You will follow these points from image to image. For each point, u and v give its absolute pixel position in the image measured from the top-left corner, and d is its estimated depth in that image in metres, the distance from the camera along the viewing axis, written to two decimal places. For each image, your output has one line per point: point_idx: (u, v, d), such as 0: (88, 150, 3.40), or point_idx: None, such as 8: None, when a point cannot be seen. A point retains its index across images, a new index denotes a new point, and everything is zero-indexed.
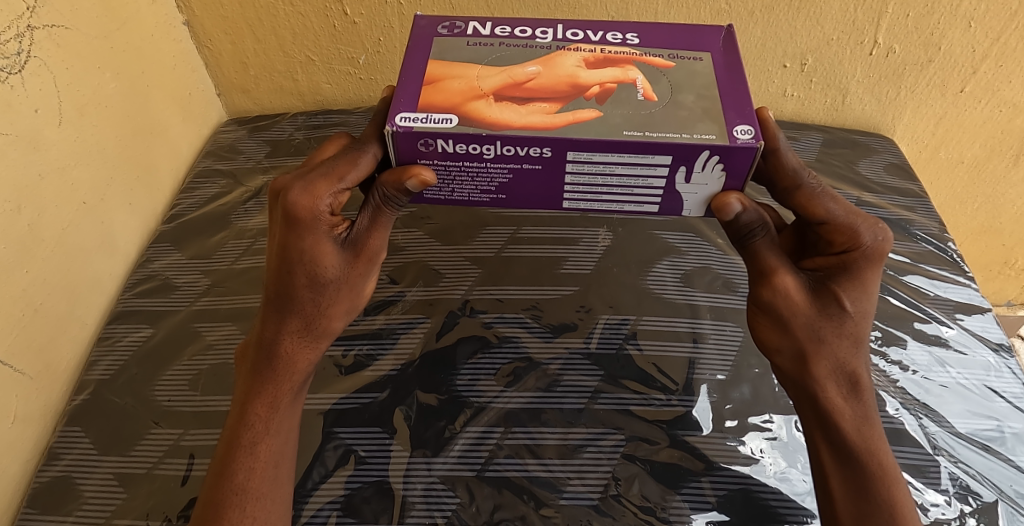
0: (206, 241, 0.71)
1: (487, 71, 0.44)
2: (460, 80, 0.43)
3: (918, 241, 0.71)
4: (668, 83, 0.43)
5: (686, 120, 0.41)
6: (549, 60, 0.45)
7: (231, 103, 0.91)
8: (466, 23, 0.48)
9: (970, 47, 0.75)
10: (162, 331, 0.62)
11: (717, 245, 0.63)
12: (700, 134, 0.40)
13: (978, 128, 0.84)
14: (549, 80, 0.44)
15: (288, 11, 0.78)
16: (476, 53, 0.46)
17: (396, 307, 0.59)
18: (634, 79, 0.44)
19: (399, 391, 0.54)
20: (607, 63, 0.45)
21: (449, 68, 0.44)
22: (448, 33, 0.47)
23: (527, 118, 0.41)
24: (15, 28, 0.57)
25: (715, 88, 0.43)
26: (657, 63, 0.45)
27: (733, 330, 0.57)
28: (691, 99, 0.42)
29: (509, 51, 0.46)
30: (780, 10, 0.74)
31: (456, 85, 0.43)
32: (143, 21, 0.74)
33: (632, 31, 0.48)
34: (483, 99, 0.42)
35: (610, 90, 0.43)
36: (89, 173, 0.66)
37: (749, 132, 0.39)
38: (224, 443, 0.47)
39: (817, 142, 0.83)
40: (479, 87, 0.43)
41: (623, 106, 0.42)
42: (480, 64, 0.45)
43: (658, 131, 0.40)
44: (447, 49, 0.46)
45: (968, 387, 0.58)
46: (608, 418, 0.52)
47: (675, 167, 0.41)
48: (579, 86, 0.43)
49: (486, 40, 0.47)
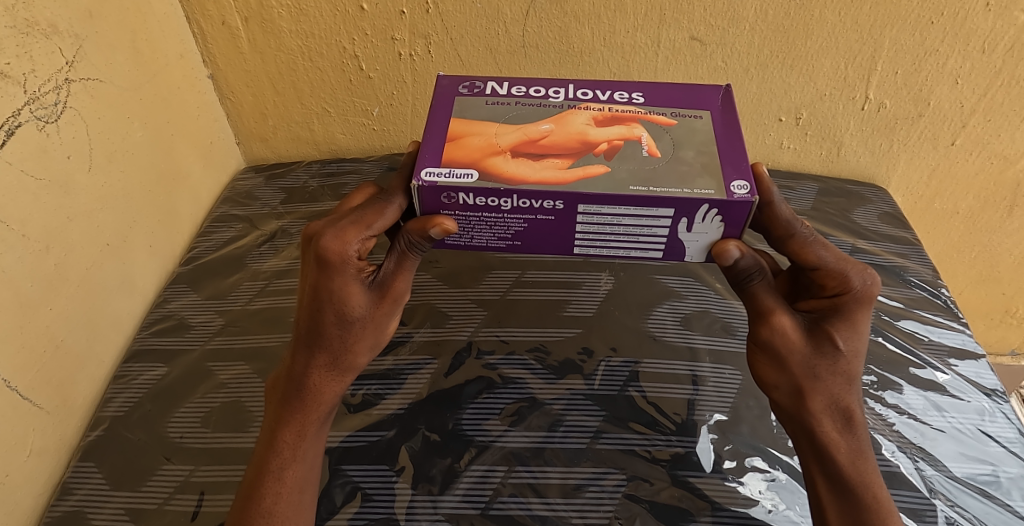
0: (221, 282, 0.74)
1: (503, 129, 0.47)
2: (479, 137, 0.46)
3: (912, 288, 0.73)
4: (671, 140, 0.46)
5: (686, 176, 0.43)
6: (561, 119, 0.49)
7: (251, 152, 0.95)
8: (484, 82, 0.52)
9: (958, 102, 0.80)
10: (176, 369, 0.64)
11: (716, 289, 0.65)
12: (700, 189, 0.42)
13: (971, 180, 0.87)
14: (560, 137, 0.47)
15: (308, 66, 0.83)
16: (494, 113, 0.49)
17: (405, 347, 0.61)
18: (638, 136, 0.47)
19: (405, 430, 0.55)
20: (614, 121, 0.48)
21: (470, 125, 0.48)
22: (469, 92, 0.51)
23: (541, 172, 0.44)
24: (54, 81, 0.61)
25: (715, 145, 0.46)
26: (660, 121, 0.48)
27: (731, 373, 0.58)
28: (691, 155, 0.45)
29: (524, 110, 0.50)
30: (773, 68, 0.80)
31: (475, 142, 0.46)
32: (171, 74, 0.79)
33: (638, 91, 0.51)
34: (501, 155, 0.45)
35: (617, 147, 0.46)
36: (113, 216, 0.69)
37: (745, 188, 0.42)
38: (254, 470, 0.49)
39: (812, 191, 0.87)
40: (497, 144, 0.46)
41: (628, 162, 0.45)
42: (497, 122, 0.48)
43: (661, 186, 0.43)
44: (467, 107, 0.49)
45: (963, 430, 0.59)
46: (610, 458, 0.53)
47: (676, 220, 0.43)
48: (588, 143, 0.46)
49: (504, 99, 0.51)
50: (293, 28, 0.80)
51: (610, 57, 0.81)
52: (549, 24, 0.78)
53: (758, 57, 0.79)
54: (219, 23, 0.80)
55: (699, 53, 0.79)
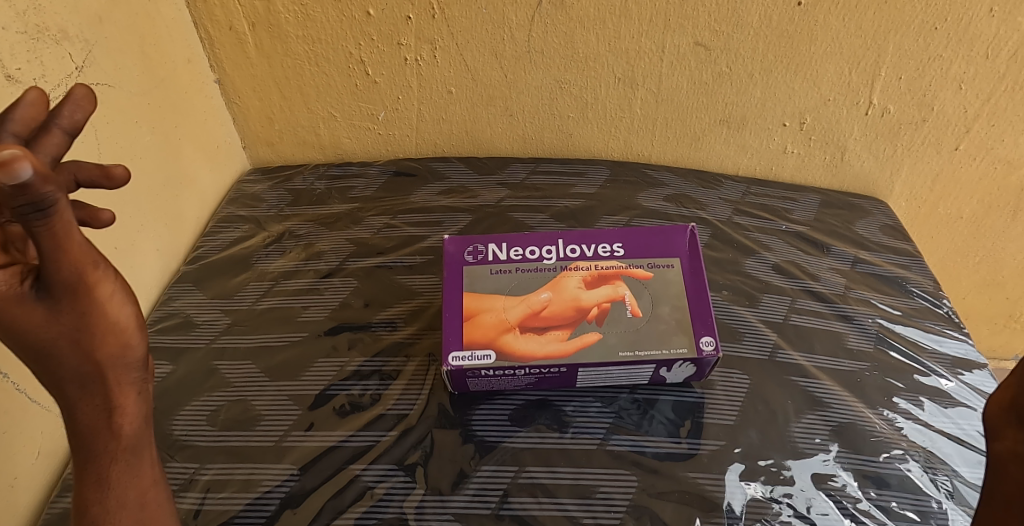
0: (226, 281, 0.74)
1: (522, 252, 0.55)
2: (507, 263, 0.55)
3: (915, 297, 0.73)
4: (655, 277, 0.55)
5: (682, 272, 0.52)
6: (557, 283, 0.57)
7: (256, 156, 0.96)
8: (490, 242, 0.61)
9: (962, 107, 0.81)
10: (182, 368, 0.64)
11: (721, 297, 0.69)
12: (722, 285, 0.49)
13: (974, 185, 0.89)
14: (559, 306, 0.56)
15: (315, 71, 0.84)
16: (503, 268, 0.58)
17: (411, 349, 0.63)
18: (626, 276, 0.56)
19: (414, 430, 0.56)
20: (601, 279, 0.58)
21: (490, 262, 0.57)
22: (484, 222, 0.58)
23: (567, 261, 0.51)
24: (64, 85, 0.62)
25: (691, 284, 0.55)
26: (642, 267, 0.57)
27: (740, 377, 0.60)
28: (674, 289, 0.54)
29: (528, 263, 0.58)
30: (777, 72, 0.81)
31: (512, 265, 0.54)
32: (179, 78, 0.80)
33: (618, 242, 0.60)
34: (544, 253, 0.52)
35: (606, 310, 0.55)
36: (121, 219, 0.69)
37: (711, 342, 0.54)
38: (73, 458, 0.43)
39: (814, 204, 0.87)
40: (522, 270, 0.55)
41: (617, 325, 0.55)
42: (511, 268, 0.56)
43: (651, 298, 0.52)
44: (491, 241, 0.57)
45: (975, 436, 0.59)
46: (621, 459, 0.53)
47: (658, 367, 0.54)
48: (593, 274, 0.54)
49: (510, 257, 0.59)
50: (300, 34, 0.80)
51: (615, 61, 0.81)
52: (554, 29, 0.79)
53: (762, 62, 0.80)
54: (226, 28, 0.81)
55: (704, 58, 0.80)
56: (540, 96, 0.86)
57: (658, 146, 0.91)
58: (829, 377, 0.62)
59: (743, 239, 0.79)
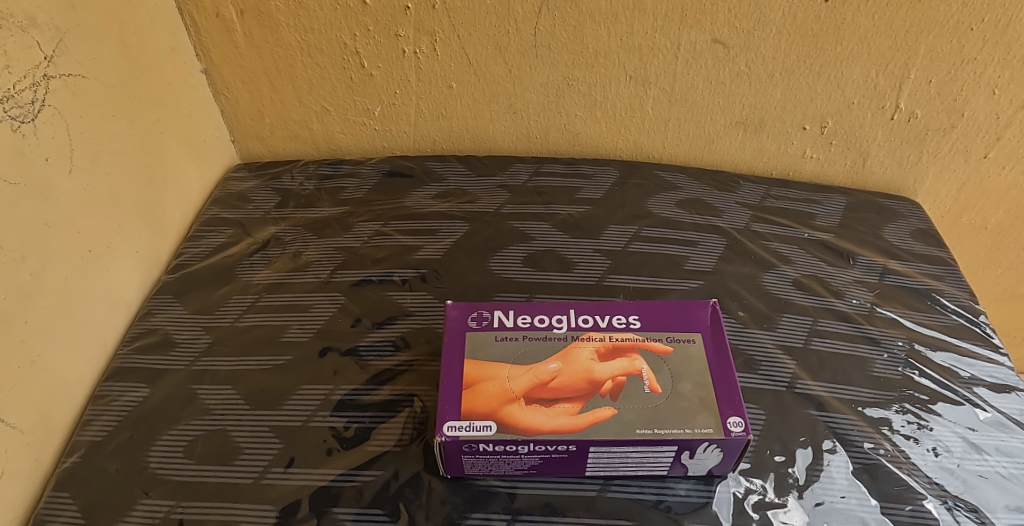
0: (209, 294, 0.70)
1: (516, 370, 0.51)
2: (494, 382, 0.50)
3: (947, 313, 0.69)
4: (669, 371, 0.51)
5: (686, 413, 0.48)
6: (567, 354, 0.52)
7: (246, 150, 0.91)
8: (491, 311, 0.55)
9: (993, 113, 0.76)
10: (161, 392, 0.60)
11: (738, 318, 0.66)
12: (699, 429, 0.47)
13: (1002, 195, 0.84)
14: (569, 378, 0.50)
15: (307, 62, 0.79)
16: (503, 351, 0.52)
17: (403, 377, 0.59)
18: (639, 368, 0.51)
19: (401, 471, 0.52)
20: (616, 352, 0.52)
21: (484, 366, 0.51)
22: (478, 326, 0.54)
23: (555, 420, 0.48)
24: (31, 77, 0.56)
25: (709, 375, 0.50)
26: (657, 348, 0.52)
27: (754, 413, 0.57)
28: (689, 388, 0.49)
29: (531, 345, 0.53)
30: (800, 74, 0.75)
31: (491, 386, 0.49)
32: (163, 69, 0.74)
33: (633, 313, 0.55)
34: (520, 401, 0.48)
35: (621, 384, 0.50)
36: (98, 222, 0.64)
37: (740, 424, 0.47)
38: None
39: (840, 206, 0.82)
40: (512, 388, 0.49)
41: (634, 401, 0.49)
42: (508, 362, 0.51)
43: (664, 427, 0.47)
44: (479, 345, 0.52)
45: (1008, 476, 0.55)
46: (622, 508, 0.50)
47: (680, 451, 0.48)
48: (595, 381, 0.50)
49: (511, 332, 0.54)
50: (291, 23, 0.75)
51: (627, 59, 0.76)
52: (562, 23, 0.73)
53: (783, 62, 0.75)
54: (212, 16, 0.76)
55: (722, 57, 0.74)
56: (545, 93, 0.81)
57: (669, 148, 0.86)
58: (852, 412, 0.58)
59: (762, 250, 0.74)
